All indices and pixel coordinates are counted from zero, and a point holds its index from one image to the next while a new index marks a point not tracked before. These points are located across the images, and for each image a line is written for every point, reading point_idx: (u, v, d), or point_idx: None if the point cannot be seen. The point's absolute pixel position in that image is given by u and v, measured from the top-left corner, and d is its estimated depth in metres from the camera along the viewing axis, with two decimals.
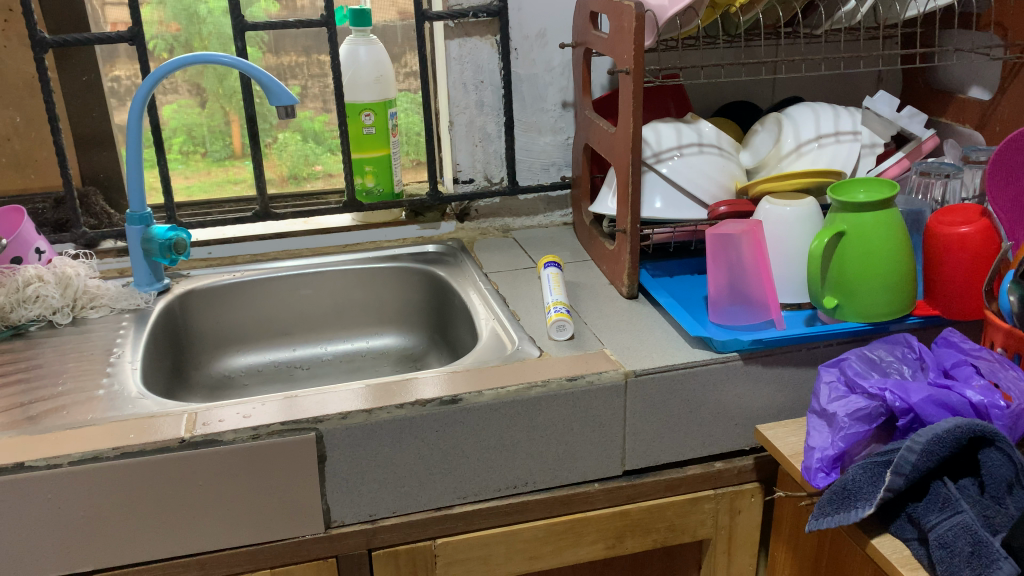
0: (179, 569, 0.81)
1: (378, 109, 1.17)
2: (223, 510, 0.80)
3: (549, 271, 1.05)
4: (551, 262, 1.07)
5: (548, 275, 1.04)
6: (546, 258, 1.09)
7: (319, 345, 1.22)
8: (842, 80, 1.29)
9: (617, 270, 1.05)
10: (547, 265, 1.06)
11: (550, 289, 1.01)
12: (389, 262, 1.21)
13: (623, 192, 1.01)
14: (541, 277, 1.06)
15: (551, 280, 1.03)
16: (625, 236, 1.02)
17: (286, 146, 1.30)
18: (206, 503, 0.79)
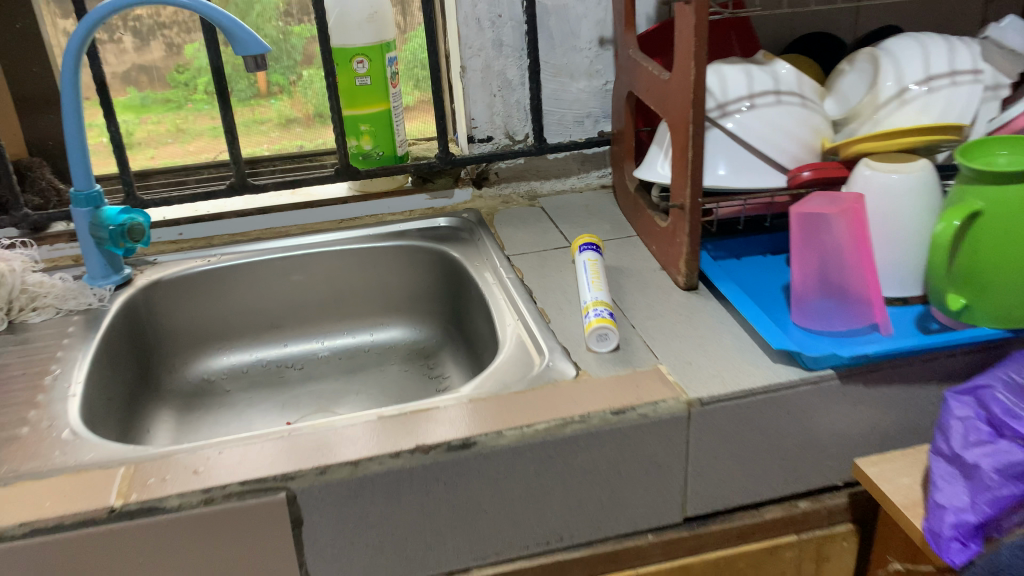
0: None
1: (373, 53, 0.96)
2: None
3: (587, 254, 0.85)
4: (589, 243, 0.86)
5: (586, 263, 0.84)
6: (582, 237, 0.88)
7: (314, 340, 1.03)
8: (942, 4, 1.05)
9: (671, 254, 0.85)
10: (585, 248, 0.86)
11: (588, 282, 0.81)
12: (393, 240, 1.01)
13: (677, 158, 0.79)
14: (577, 263, 0.86)
15: (590, 268, 0.83)
16: (682, 213, 0.80)
17: (311, 83, 1.10)
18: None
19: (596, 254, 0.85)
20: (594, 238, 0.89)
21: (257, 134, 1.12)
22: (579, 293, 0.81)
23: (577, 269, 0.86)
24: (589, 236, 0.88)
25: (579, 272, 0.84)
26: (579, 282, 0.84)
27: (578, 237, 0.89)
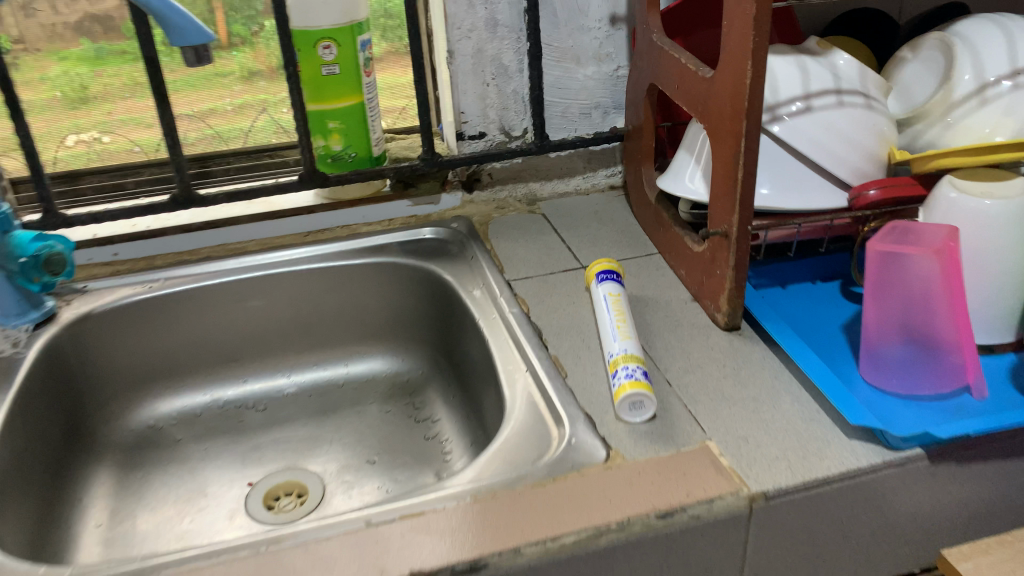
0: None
1: (341, 37, 0.79)
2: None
3: (608, 286, 0.71)
4: (608, 273, 0.72)
5: (607, 298, 0.70)
6: (598, 263, 0.74)
7: (279, 374, 0.89)
8: None
9: (708, 287, 0.70)
10: (603, 279, 0.72)
11: (612, 325, 0.67)
12: (369, 257, 0.86)
13: (720, 175, 0.65)
14: (594, 297, 0.72)
15: (612, 307, 0.69)
16: (725, 242, 0.66)
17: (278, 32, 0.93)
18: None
19: (618, 285, 0.71)
20: (614, 263, 0.75)
21: (219, 88, 0.94)
22: (601, 339, 0.68)
23: (595, 305, 0.72)
24: (607, 263, 0.74)
25: (599, 310, 0.70)
26: (598, 322, 0.69)
27: (593, 263, 0.74)
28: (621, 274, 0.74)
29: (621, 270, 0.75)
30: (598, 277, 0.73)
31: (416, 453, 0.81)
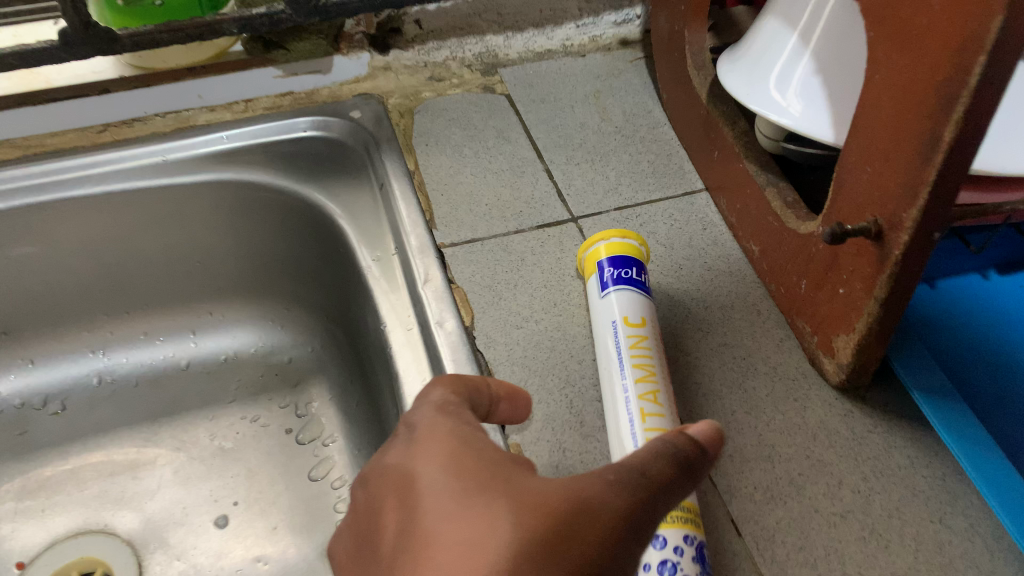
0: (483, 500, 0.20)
1: None
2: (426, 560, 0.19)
3: (624, 303, 0.38)
4: (624, 271, 0.39)
5: (618, 337, 0.37)
6: (606, 245, 0.40)
7: (89, 353, 0.56)
8: None
9: (812, 304, 0.37)
10: (613, 291, 0.38)
11: (630, 413, 0.34)
12: (210, 172, 0.51)
13: (888, 111, 0.30)
14: (597, 318, 0.39)
15: (628, 356, 0.36)
16: (872, 248, 0.32)
17: None
18: (473, 528, 0.19)
19: (641, 299, 0.38)
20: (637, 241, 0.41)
21: None
22: (608, 429, 0.35)
23: (596, 332, 0.38)
24: (623, 247, 0.40)
25: (603, 357, 0.37)
26: (601, 381, 0.37)
27: (599, 241, 0.40)
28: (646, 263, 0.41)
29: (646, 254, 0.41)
30: (605, 281, 0.39)
31: (294, 503, 0.51)
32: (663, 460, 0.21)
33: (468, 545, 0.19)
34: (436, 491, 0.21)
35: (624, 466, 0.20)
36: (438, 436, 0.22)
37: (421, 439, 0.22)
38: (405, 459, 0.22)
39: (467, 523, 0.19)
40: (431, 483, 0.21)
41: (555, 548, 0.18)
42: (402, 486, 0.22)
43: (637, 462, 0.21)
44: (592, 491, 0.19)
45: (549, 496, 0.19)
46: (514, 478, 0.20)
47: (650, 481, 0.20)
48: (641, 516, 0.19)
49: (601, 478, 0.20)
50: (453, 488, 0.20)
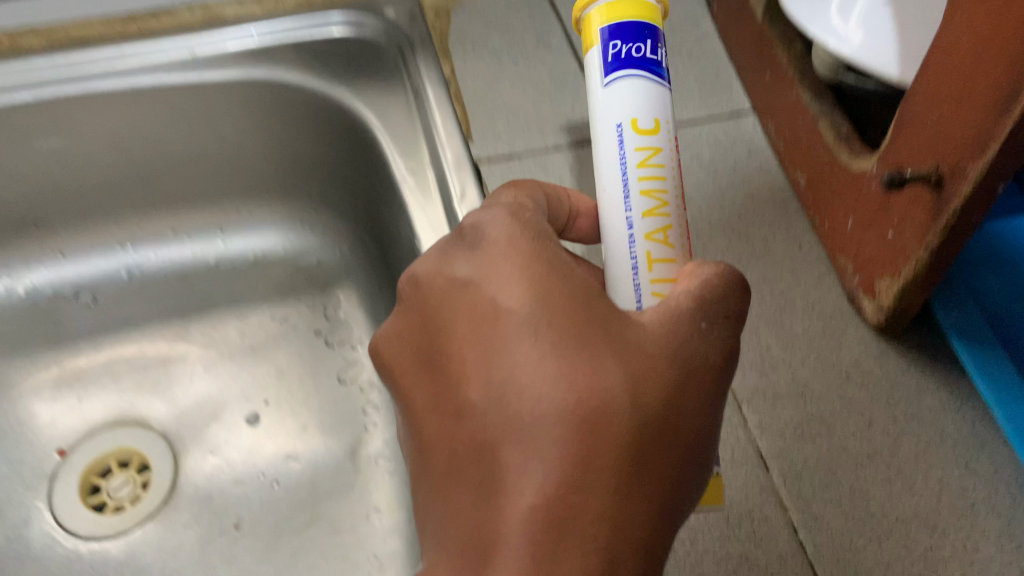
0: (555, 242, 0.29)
1: None
2: (536, 384, 0.25)
3: (633, 94, 0.28)
4: (631, 49, 0.27)
5: (622, 147, 0.28)
6: (604, 6, 0.28)
7: (116, 248, 0.56)
8: None
9: (859, 242, 0.37)
10: (617, 76, 0.28)
11: (632, 254, 0.28)
12: (238, 69, 0.49)
13: (970, 54, 0.28)
14: (590, 100, 0.29)
15: (633, 179, 0.28)
16: (931, 196, 0.31)
17: None
18: (585, 384, 0.25)
19: (652, 86, 0.28)
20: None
21: None
22: (603, 257, 0.29)
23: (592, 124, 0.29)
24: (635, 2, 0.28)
25: (599, 164, 0.29)
26: (598, 197, 0.29)
27: None
28: (662, 18, 0.29)
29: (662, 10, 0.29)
30: (604, 56, 0.28)
31: (322, 403, 0.52)
32: (733, 286, 0.28)
33: (585, 399, 0.24)
34: (524, 340, 0.26)
35: (696, 305, 0.27)
36: (531, 281, 0.27)
37: (496, 263, 0.27)
38: (494, 297, 0.27)
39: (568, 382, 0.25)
40: (527, 328, 0.26)
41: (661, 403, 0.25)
42: (486, 327, 0.27)
43: (707, 290, 0.27)
44: (683, 350, 0.26)
45: (647, 346, 0.26)
46: (616, 336, 0.26)
47: (712, 302, 0.28)
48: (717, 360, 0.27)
49: (682, 299, 0.27)
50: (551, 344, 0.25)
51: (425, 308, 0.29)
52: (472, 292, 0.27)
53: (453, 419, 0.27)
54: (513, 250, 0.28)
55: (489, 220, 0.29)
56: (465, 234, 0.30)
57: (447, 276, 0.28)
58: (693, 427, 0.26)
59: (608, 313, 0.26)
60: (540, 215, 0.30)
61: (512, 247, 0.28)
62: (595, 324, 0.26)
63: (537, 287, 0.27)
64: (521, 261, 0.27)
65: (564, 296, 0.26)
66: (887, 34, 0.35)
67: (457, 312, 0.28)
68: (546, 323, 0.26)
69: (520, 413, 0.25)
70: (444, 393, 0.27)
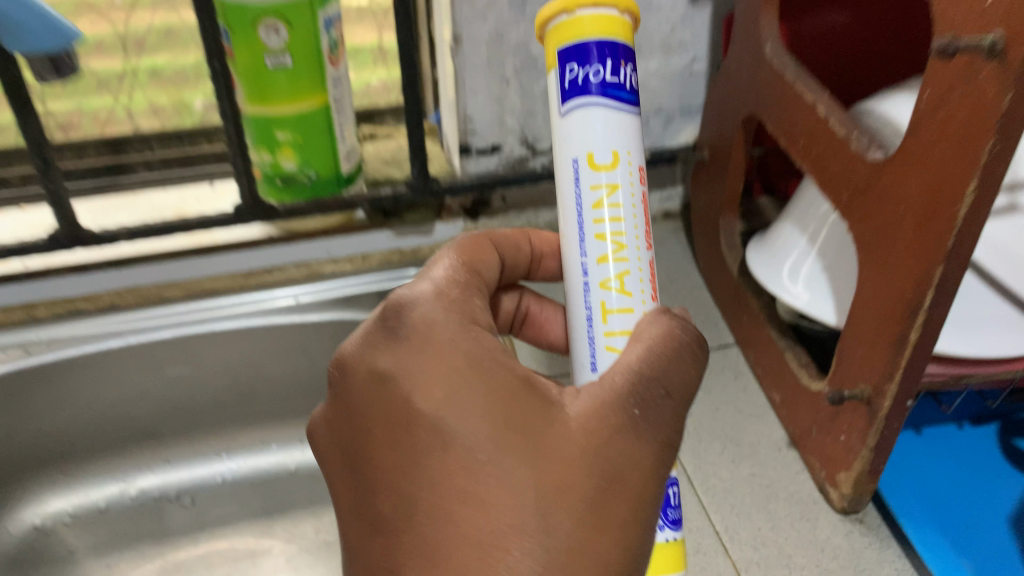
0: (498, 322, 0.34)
1: (294, 14, 0.54)
2: (454, 496, 0.27)
3: (584, 127, 0.32)
4: (589, 73, 0.31)
5: (580, 186, 0.33)
6: (568, 24, 0.31)
7: (215, 458, 0.67)
8: None
9: (821, 445, 0.48)
10: (574, 104, 0.32)
11: (589, 298, 0.34)
12: (332, 312, 0.63)
13: (876, 309, 0.41)
14: (557, 127, 0.33)
15: (588, 210, 0.33)
16: (866, 409, 0.43)
17: None
18: (499, 503, 0.27)
19: (602, 116, 0.32)
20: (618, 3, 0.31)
21: None
22: (567, 286, 0.35)
23: (557, 149, 0.34)
24: (595, 18, 0.31)
25: (563, 194, 0.34)
26: (562, 233, 0.34)
27: (560, 14, 0.31)
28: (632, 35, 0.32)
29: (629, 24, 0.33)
30: (564, 83, 0.32)
31: None
32: (667, 363, 0.31)
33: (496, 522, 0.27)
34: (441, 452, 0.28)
35: (636, 399, 0.30)
36: (453, 385, 0.29)
37: (422, 367, 0.29)
38: (422, 406, 0.29)
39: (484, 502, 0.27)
40: (462, 444, 0.28)
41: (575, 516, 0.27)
42: (412, 433, 0.29)
43: (643, 368, 0.31)
44: (608, 459, 0.28)
45: (567, 456, 0.28)
46: (535, 446, 0.28)
47: (656, 396, 0.30)
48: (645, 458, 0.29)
49: (619, 378, 0.30)
50: (471, 454, 0.28)
51: (361, 397, 0.31)
52: (403, 393, 0.30)
53: (383, 522, 0.29)
54: (440, 351, 0.30)
55: (424, 307, 0.31)
56: (386, 320, 0.31)
57: (373, 369, 0.31)
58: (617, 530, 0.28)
59: (533, 420, 0.28)
60: (474, 282, 0.34)
61: (439, 349, 0.30)
62: (522, 433, 0.28)
63: (458, 391, 0.29)
64: (449, 360, 0.29)
65: (485, 402, 0.29)
66: (823, 290, 0.49)
67: (388, 410, 0.30)
68: (466, 438, 0.28)
69: (434, 529, 0.27)
70: (377, 485, 0.29)
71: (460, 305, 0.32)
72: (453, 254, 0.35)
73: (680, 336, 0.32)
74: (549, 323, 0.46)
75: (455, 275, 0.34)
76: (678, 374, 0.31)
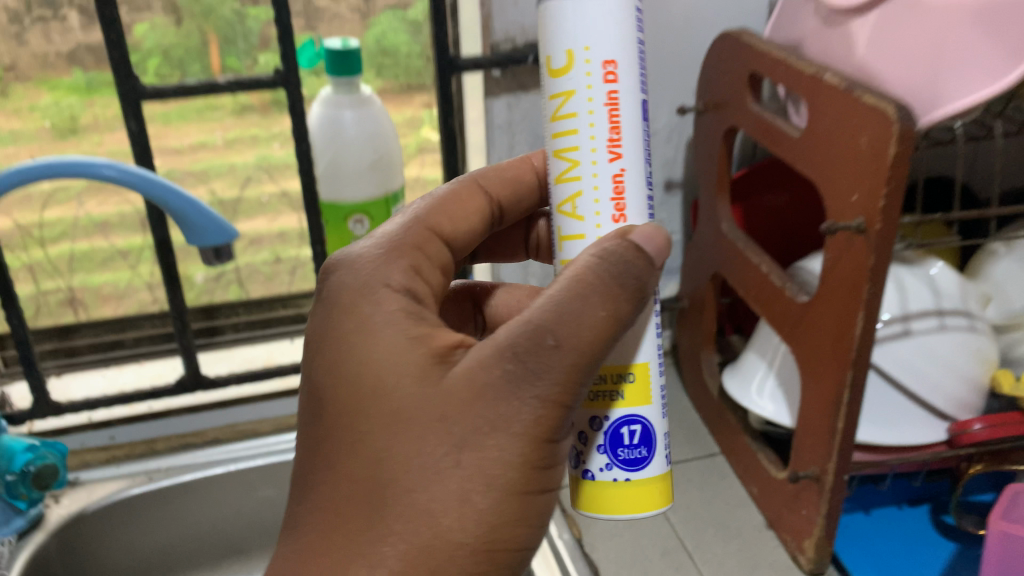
0: (430, 265, 0.44)
1: (376, 209, 0.72)
2: (369, 432, 0.37)
3: (562, 18, 0.38)
4: None
5: (550, 83, 0.40)
6: None
7: None
8: None
9: (790, 522, 0.62)
10: None
11: (554, 189, 0.42)
12: None
13: (814, 408, 0.57)
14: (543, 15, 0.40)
15: (556, 102, 0.40)
16: (816, 485, 0.58)
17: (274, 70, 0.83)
18: (397, 437, 0.36)
19: (566, 17, 0.38)
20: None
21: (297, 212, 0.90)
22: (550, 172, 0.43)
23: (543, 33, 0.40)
24: None
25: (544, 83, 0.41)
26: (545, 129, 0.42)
27: None
28: None
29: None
30: None
31: None
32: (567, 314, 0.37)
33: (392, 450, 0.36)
34: (362, 397, 0.38)
35: (511, 342, 0.36)
36: (372, 349, 0.38)
37: (355, 333, 0.39)
38: (350, 357, 0.38)
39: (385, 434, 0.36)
40: (373, 388, 0.37)
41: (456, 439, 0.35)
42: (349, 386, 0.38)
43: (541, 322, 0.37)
44: (485, 395, 0.36)
45: (452, 391, 0.36)
46: (430, 391, 0.36)
47: (535, 338, 0.36)
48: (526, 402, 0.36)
49: (512, 331, 0.37)
50: (382, 394, 0.37)
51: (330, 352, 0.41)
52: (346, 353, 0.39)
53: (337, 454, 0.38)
54: (367, 320, 0.39)
55: (359, 264, 0.41)
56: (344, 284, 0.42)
57: (332, 330, 0.40)
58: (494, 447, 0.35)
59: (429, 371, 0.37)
60: (425, 245, 0.44)
61: (370, 318, 0.39)
62: (421, 379, 0.37)
63: (376, 354, 0.38)
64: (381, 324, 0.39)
65: (394, 358, 0.38)
66: (782, 401, 0.65)
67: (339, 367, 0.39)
68: (376, 389, 0.37)
69: (358, 453, 0.37)
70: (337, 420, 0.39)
71: (382, 265, 0.41)
72: (409, 215, 0.46)
73: (590, 278, 0.38)
74: (544, 236, 0.62)
75: (400, 230, 0.44)
76: (569, 318, 0.37)
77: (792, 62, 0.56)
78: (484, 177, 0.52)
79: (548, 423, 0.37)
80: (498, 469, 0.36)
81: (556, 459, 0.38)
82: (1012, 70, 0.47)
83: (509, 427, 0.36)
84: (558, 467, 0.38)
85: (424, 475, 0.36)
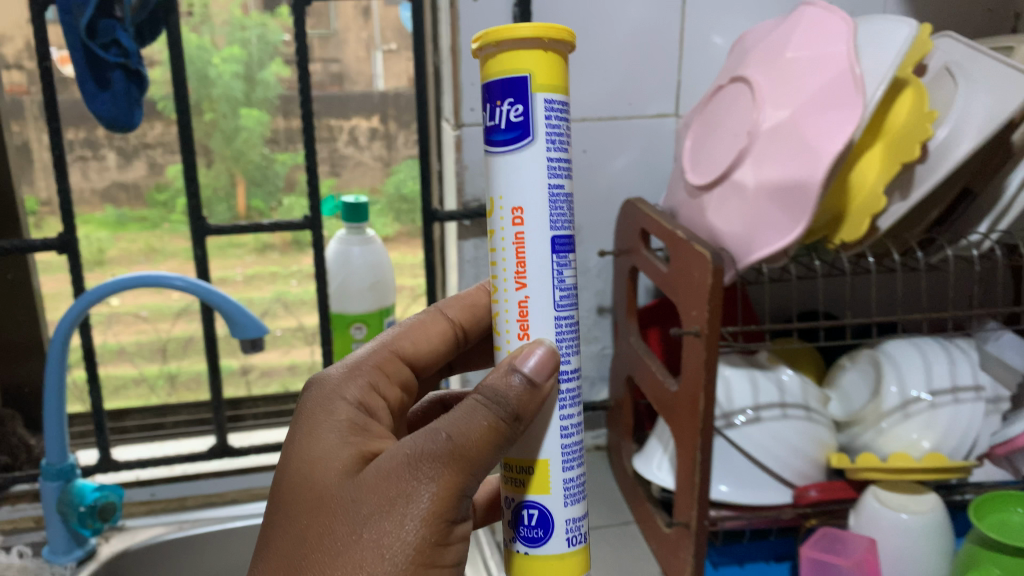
0: (387, 380, 0.65)
1: (372, 319, 0.96)
2: (307, 506, 0.51)
3: (497, 173, 0.50)
4: (496, 118, 0.49)
5: (492, 219, 0.51)
6: (492, 72, 0.48)
7: None
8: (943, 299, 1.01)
9: (674, 565, 0.80)
10: (490, 146, 0.50)
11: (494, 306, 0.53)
12: None
13: (683, 471, 0.77)
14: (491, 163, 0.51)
15: (495, 234, 0.51)
16: (686, 530, 0.77)
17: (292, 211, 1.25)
18: (324, 510, 0.50)
19: (499, 168, 0.50)
20: (532, 56, 0.48)
21: None
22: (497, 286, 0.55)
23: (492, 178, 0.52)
24: (501, 68, 0.48)
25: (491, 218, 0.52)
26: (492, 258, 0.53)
27: (490, 66, 0.49)
28: (535, 85, 0.48)
29: (566, 48, 0.49)
30: (488, 124, 0.50)
31: None
32: (453, 425, 0.51)
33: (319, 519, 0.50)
34: (306, 483, 0.53)
35: (413, 442, 0.51)
36: (320, 452, 0.54)
37: (313, 441, 0.55)
38: (305, 456, 0.54)
39: (316, 508, 0.51)
40: (316, 476, 0.53)
41: (362, 510, 0.49)
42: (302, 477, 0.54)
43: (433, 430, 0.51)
44: (386, 479, 0.50)
45: (366, 477, 0.51)
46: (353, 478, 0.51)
47: (428, 439, 0.50)
48: (415, 483, 0.49)
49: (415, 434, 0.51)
50: (320, 479, 0.52)
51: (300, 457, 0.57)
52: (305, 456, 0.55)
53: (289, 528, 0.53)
54: (320, 433, 0.55)
55: (330, 381, 0.61)
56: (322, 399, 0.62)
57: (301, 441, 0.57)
58: (389, 515, 0.49)
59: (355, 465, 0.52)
60: (384, 365, 0.66)
61: (324, 430, 0.56)
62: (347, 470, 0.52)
63: (322, 453, 0.54)
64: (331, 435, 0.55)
65: (333, 455, 0.53)
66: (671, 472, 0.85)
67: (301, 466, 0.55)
68: (317, 477, 0.52)
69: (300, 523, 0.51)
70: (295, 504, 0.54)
71: (339, 387, 0.60)
72: (377, 345, 0.68)
73: (476, 399, 0.52)
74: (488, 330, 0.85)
75: (370, 354, 0.66)
76: (459, 427, 0.51)
77: (664, 223, 0.80)
78: (448, 306, 0.73)
79: (437, 504, 0.49)
80: (391, 530, 0.49)
81: (448, 536, 0.50)
82: (797, 227, 0.70)
83: (406, 504, 0.49)
84: (450, 542, 0.50)
85: (339, 535, 0.49)
